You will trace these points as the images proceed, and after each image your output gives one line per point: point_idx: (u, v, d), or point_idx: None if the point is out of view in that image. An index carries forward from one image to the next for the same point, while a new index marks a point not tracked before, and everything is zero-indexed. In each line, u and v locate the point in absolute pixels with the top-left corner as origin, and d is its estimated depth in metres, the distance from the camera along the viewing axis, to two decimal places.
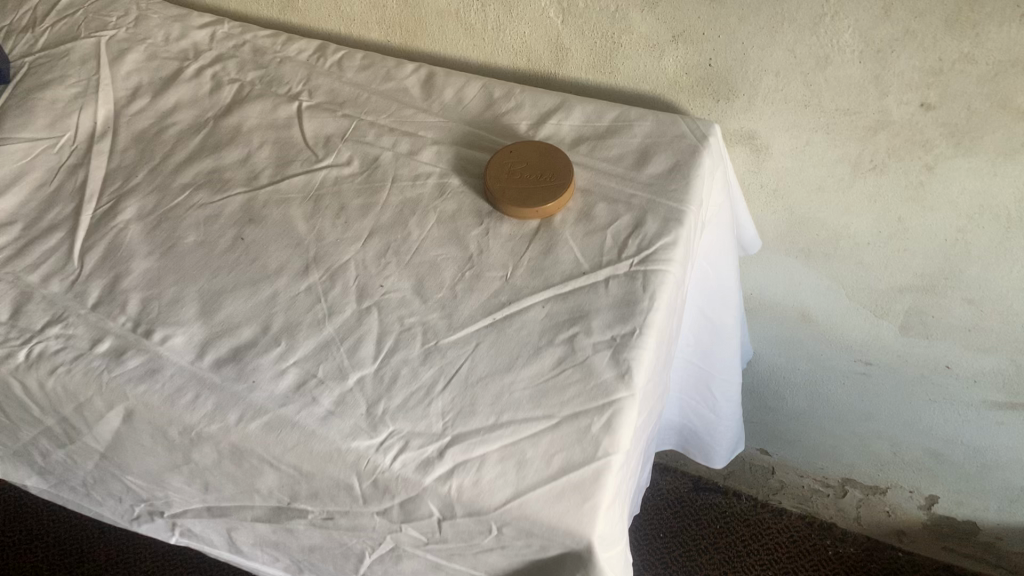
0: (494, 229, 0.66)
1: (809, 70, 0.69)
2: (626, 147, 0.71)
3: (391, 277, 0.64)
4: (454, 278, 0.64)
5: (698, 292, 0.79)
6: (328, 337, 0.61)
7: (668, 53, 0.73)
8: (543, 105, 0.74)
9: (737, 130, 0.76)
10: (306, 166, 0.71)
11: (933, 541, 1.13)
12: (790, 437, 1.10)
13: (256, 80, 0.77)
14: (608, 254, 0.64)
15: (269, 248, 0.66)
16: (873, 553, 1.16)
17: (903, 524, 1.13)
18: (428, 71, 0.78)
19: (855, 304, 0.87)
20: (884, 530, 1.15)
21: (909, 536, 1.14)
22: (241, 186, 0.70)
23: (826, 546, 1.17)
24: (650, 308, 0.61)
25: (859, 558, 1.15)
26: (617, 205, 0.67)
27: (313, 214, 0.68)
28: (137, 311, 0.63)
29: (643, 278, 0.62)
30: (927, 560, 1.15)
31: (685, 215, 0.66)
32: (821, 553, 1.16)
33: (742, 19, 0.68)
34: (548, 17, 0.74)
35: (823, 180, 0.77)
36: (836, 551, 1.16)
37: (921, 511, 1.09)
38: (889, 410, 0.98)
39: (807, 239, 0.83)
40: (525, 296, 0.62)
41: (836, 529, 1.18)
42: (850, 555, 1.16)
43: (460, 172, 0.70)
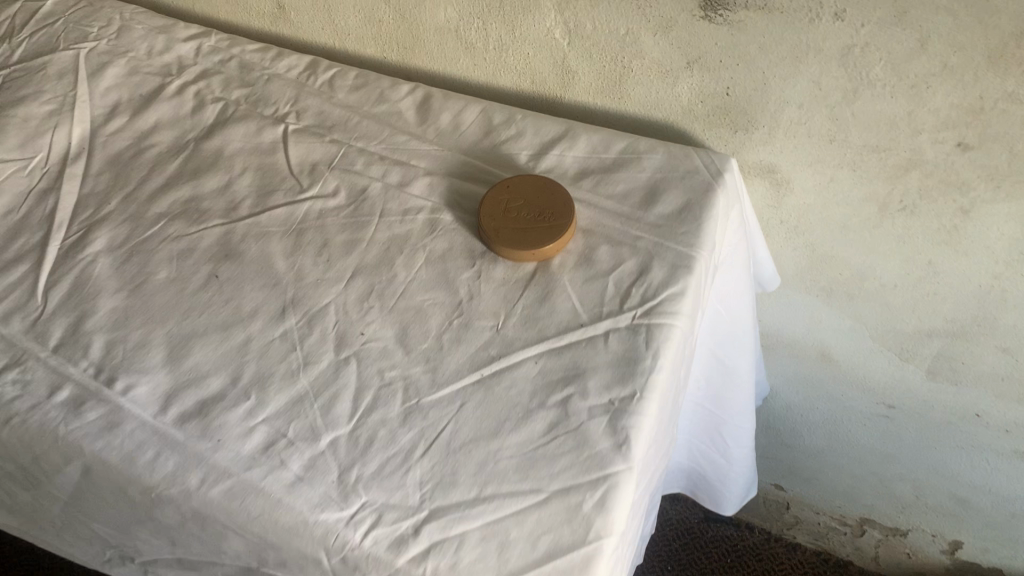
0: (486, 273, 0.61)
1: (835, 103, 0.63)
2: (633, 182, 0.65)
3: (373, 324, 0.59)
4: (441, 327, 0.59)
5: (710, 334, 0.73)
6: (301, 391, 0.56)
7: (682, 81, 0.67)
8: (546, 133, 0.69)
9: (756, 163, 0.70)
10: (289, 196, 0.66)
11: None
12: (806, 474, 1.04)
13: (241, 99, 0.73)
14: (609, 305, 0.59)
15: (244, 288, 0.61)
16: None
17: (923, 565, 1.07)
18: (425, 93, 0.72)
19: (879, 347, 0.81)
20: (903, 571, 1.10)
21: None
22: (219, 218, 0.65)
23: None
24: (652, 368, 0.55)
25: None
26: (621, 249, 0.62)
27: (293, 250, 0.63)
28: (99, 356, 0.59)
29: (647, 333, 0.57)
30: None
31: (695, 261, 0.60)
32: None
33: (763, 46, 0.62)
34: (553, 39, 0.69)
35: (849, 218, 0.71)
36: None
37: (944, 555, 1.04)
38: (913, 454, 0.92)
39: (830, 278, 0.77)
40: (517, 351, 0.57)
41: (852, 567, 1.13)
42: None
43: (454, 207, 0.65)
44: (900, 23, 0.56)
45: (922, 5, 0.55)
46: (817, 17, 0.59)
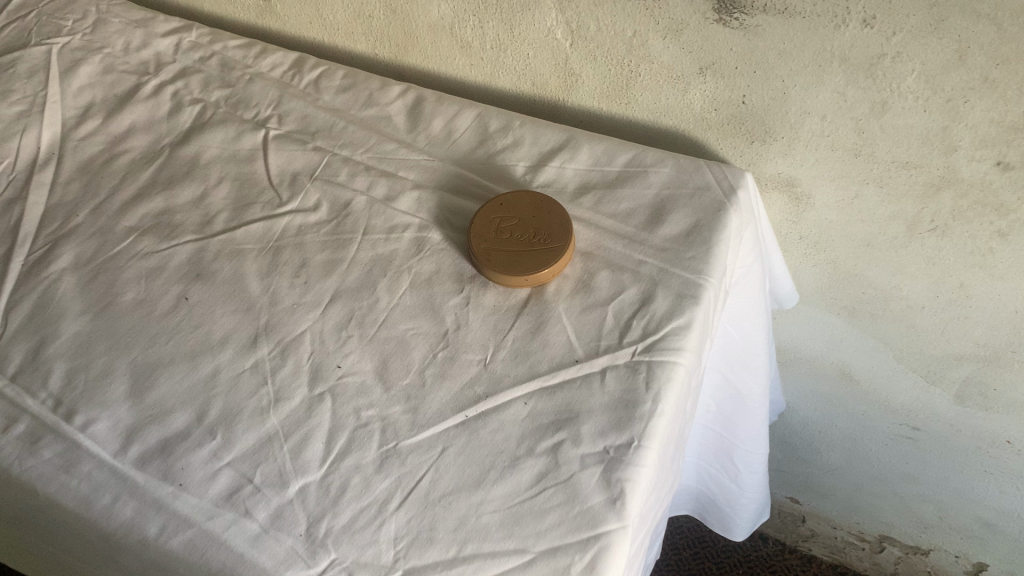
0: (476, 299, 0.57)
1: (862, 115, 0.58)
2: (638, 200, 0.60)
3: (351, 356, 0.54)
4: (424, 360, 0.54)
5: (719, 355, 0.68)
6: (271, 430, 0.52)
7: (694, 87, 0.62)
8: (545, 142, 0.64)
9: (774, 177, 0.65)
10: (267, 209, 0.62)
11: None
12: (824, 489, 0.99)
13: (220, 101, 0.68)
14: (607, 338, 0.54)
15: (214, 313, 0.57)
16: None
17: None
18: (416, 95, 0.67)
19: (903, 368, 0.76)
20: None
21: None
22: (192, 233, 0.61)
23: None
24: (652, 412, 0.50)
25: None
26: (622, 274, 0.57)
27: (268, 271, 0.59)
28: (59, 386, 0.55)
29: (647, 372, 0.52)
30: None
31: (702, 291, 0.55)
32: None
33: (783, 52, 0.57)
34: (554, 39, 0.63)
35: (874, 237, 0.65)
36: None
37: None
38: (937, 476, 0.86)
39: (853, 297, 0.72)
40: (505, 389, 0.52)
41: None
42: None
43: (443, 224, 0.60)
44: (936, 32, 0.51)
45: (961, 13, 0.49)
46: (843, 23, 0.53)
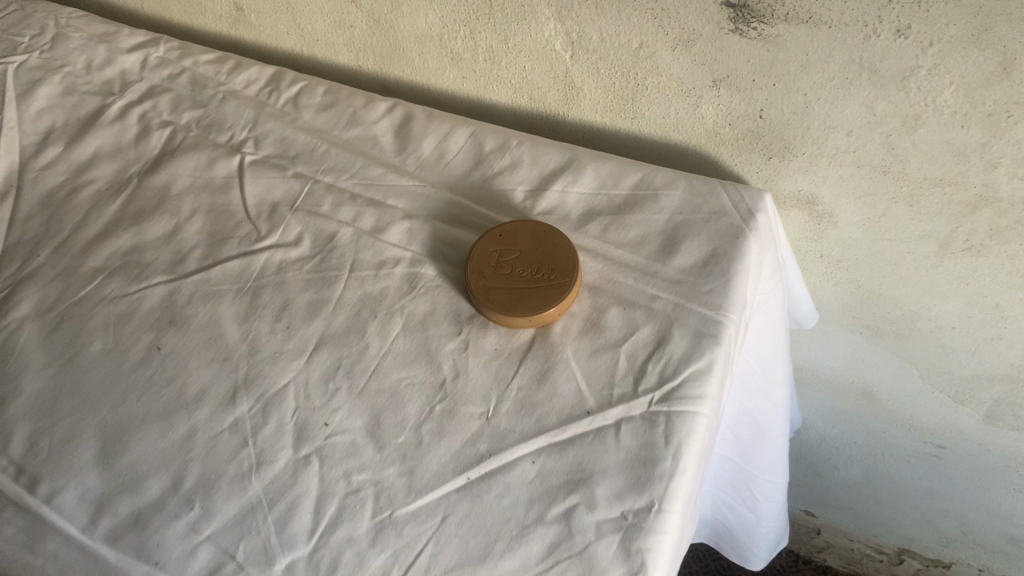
0: (475, 342, 0.52)
1: (893, 131, 0.53)
2: (648, 227, 0.55)
3: (340, 412, 0.50)
4: (420, 415, 0.49)
5: (740, 387, 0.63)
6: (253, 499, 0.47)
7: (707, 101, 0.57)
8: (546, 163, 0.59)
9: (793, 194, 0.60)
10: (244, 245, 0.57)
11: None
12: (841, 502, 0.95)
13: (191, 123, 0.63)
14: (621, 386, 0.49)
15: (189, 364, 0.52)
16: None
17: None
18: (404, 113, 0.62)
19: (930, 387, 0.71)
20: None
21: None
22: (164, 274, 0.56)
23: None
24: (674, 471, 0.46)
25: None
26: (634, 312, 0.52)
27: (247, 315, 0.54)
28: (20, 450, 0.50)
29: (666, 424, 0.47)
30: None
31: (723, 329, 0.51)
32: None
33: (806, 64, 0.52)
34: (553, 51, 0.58)
35: (901, 255, 0.61)
36: None
37: None
38: (962, 492, 0.82)
39: (878, 316, 0.67)
40: (511, 446, 0.48)
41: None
42: None
43: (437, 258, 0.55)
44: (978, 43, 0.46)
45: (1008, 22, 0.44)
46: (873, 33, 0.48)
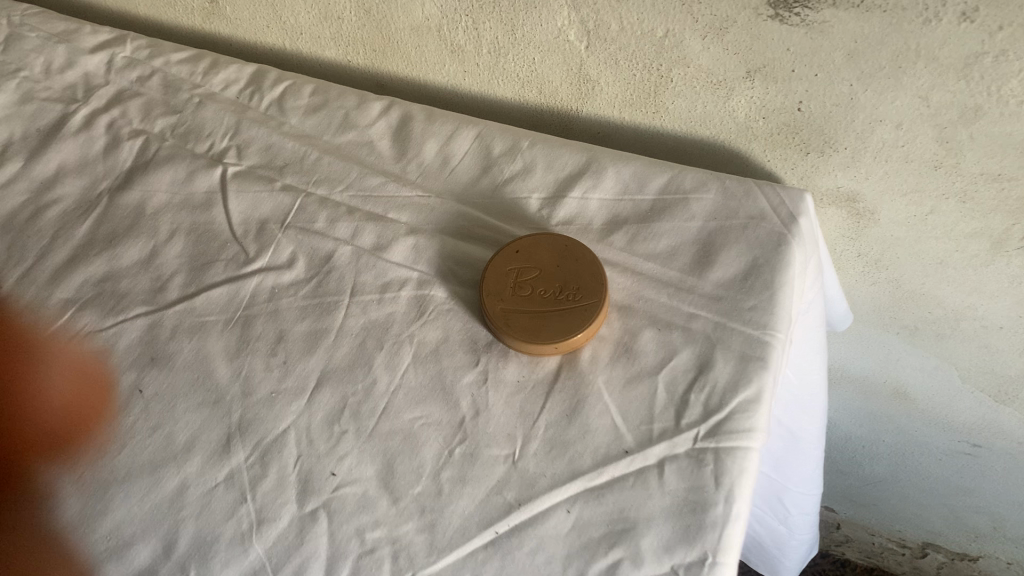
0: (495, 374, 0.46)
1: (948, 123, 0.48)
2: (680, 236, 0.50)
3: (349, 459, 0.44)
4: (438, 460, 0.44)
5: (779, 407, 0.58)
6: (255, 564, 0.42)
7: (739, 93, 0.51)
8: (562, 166, 0.53)
9: (831, 191, 0.55)
10: (231, 269, 0.51)
11: None
12: (865, 499, 0.91)
13: (166, 132, 0.57)
14: (662, 420, 0.44)
15: (175, 408, 0.47)
16: None
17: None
18: (402, 114, 0.57)
19: (969, 386, 0.67)
20: None
21: None
22: (142, 305, 0.50)
23: None
24: (727, 517, 0.41)
25: None
26: (670, 334, 0.47)
27: (237, 350, 0.48)
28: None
29: (715, 463, 0.42)
30: None
31: (769, 351, 0.46)
32: None
33: (853, 53, 0.46)
34: (566, 41, 0.52)
35: (947, 254, 0.56)
36: None
37: None
38: (995, 489, 0.78)
39: (917, 316, 0.63)
40: (543, 493, 0.43)
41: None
42: None
43: (448, 278, 0.50)
44: None
45: None
46: (933, 18, 0.43)
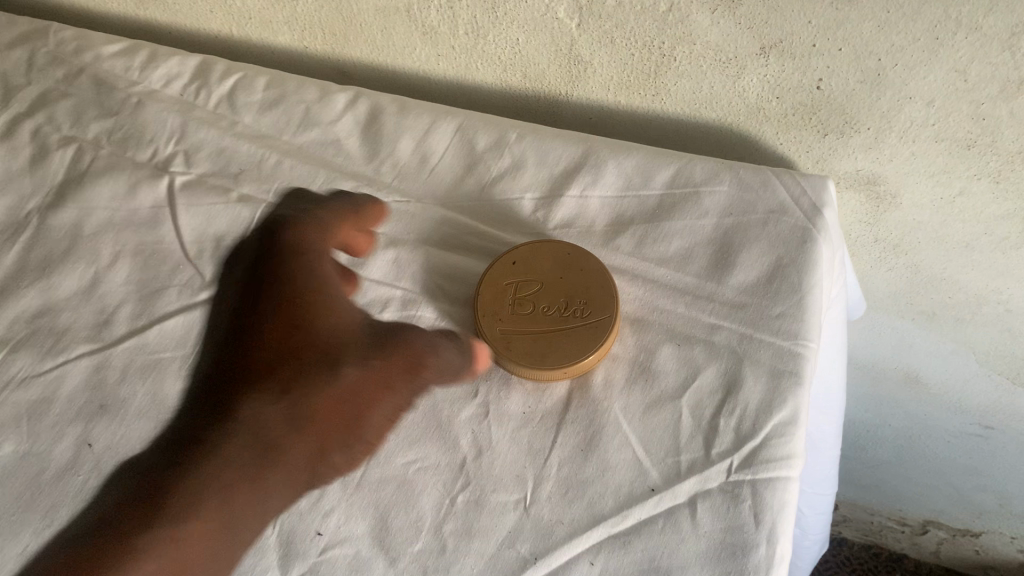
0: (497, 406, 0.41)
1: (986, 99, 0.42)
2: (694, 236, 0.44)
3: (336, 516, 0.39)
4: (440, 511, 0.39)
5: (824, 406, 0.53)
6: None
7: (751, 72, 0.46)
8: (555, 160, 0.47)
9: (850, 174, 0.50)
10: (183, 298, 0.47)
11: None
12: (867, 480, 0.87)
13: (101, 138, 0.53)
14: (690, 451, 0.39)
15: (132, 465, 0.42)
16: None
17: (996, 562, 0.91)
18: (371, 106, 0.51)
19: (985, 368, 0.63)
20: (966, 564, 0.93)
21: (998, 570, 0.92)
22: (86, 343, 0.46)
23: None
24: (771, 561, 0.37)
25: None
26: (691, 350, 0.42)
27: (198, 391, 0.44)
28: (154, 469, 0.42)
29: (756, 500, 0.37)
30: None
31: (804, 365, 0.41)
32: None
33: (885, 24, 0.41)
34: (555, 19, 0.46)
35: (974, 238, 0.51)
36: None
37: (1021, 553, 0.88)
38: (1004, 470, 0.75)
39: (936, 302, 0.58)
40: (560, 544, 0.38)
41: (908, 562, 0.96)
42: None
43: (435, 297, 0.44)
44: None
45: None
46: None
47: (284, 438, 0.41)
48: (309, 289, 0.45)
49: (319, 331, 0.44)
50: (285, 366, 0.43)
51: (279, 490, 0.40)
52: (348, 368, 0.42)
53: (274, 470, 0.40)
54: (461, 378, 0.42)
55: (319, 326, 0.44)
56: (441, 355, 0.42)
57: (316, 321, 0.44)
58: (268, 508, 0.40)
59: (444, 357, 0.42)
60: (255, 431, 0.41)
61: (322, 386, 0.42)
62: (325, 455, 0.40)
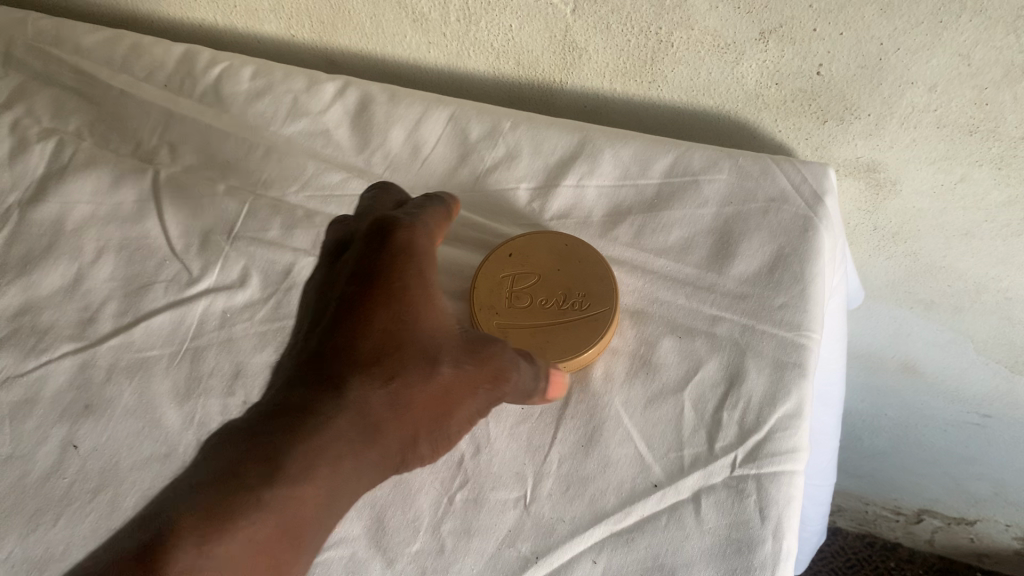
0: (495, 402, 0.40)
1: (990, 84, 0.41)
2: (693, 225, 0.43)
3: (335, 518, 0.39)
4: (437, 510, 0.39)
5: (824, 398, 0.51)
6: None
7: (749, 58, 0.45)
8: (550, 150, 0.46)
9: (849, 161, 0.49)
10: (171, 294, 0.46)
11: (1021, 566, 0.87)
12: (863, 470, 0.86)
13: (83, 131, 0.52)
14: (693, 445, 0.38)
15: (119, 467, 0.42)
16: None
17: (990, 549, 0.87)
18: (360, 95, 0.49)
19: (984, 357, 0.62)
20: (960, 551, 0.90)
21: (993, 557, 0.88)
22: (70, 342, 0.46)
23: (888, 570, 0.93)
24: (778, 556, 0.36)
25: None
26: (692, 342, 0.41)
27: (188, 391, 0.43)
28: (201, 471, 0.33)
29: (760, 495, 0.37)
30: None
31: (809, 357, 0.40)
32: None
33: (887, 8, 0.40)
34: (549, 4, 0.45)
35: (975, 225, 0.50)
36: None
37: (1014, 541, 0.84)
38: (998, 460, 0.73)
39: (934, 290, 0.57)
40: (562, 543, 0.37)
41: (903, 550, 0.93)
42: None
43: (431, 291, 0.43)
44: None
45: None
46: None
47: (383, 425, 0.36)
48: (397, 284, 0.38)
49: (407, 330, 0.38)
50: (387, 359, 0.37)
51: (372, 470, 0.36)
52: (443, 368, 0.37)
53: (369, 453, 0.35)
54: (531, 401, 0.38)
55: (409, 321, 0.38)
56: (521, 374, 0.37)
57: (419, 320, 0.38)
58: (361, 484, 0.35)
59: (522, 378, 0.37)
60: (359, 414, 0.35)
61: (417, 384, 0.37)
62: (415, 444, 0.37)
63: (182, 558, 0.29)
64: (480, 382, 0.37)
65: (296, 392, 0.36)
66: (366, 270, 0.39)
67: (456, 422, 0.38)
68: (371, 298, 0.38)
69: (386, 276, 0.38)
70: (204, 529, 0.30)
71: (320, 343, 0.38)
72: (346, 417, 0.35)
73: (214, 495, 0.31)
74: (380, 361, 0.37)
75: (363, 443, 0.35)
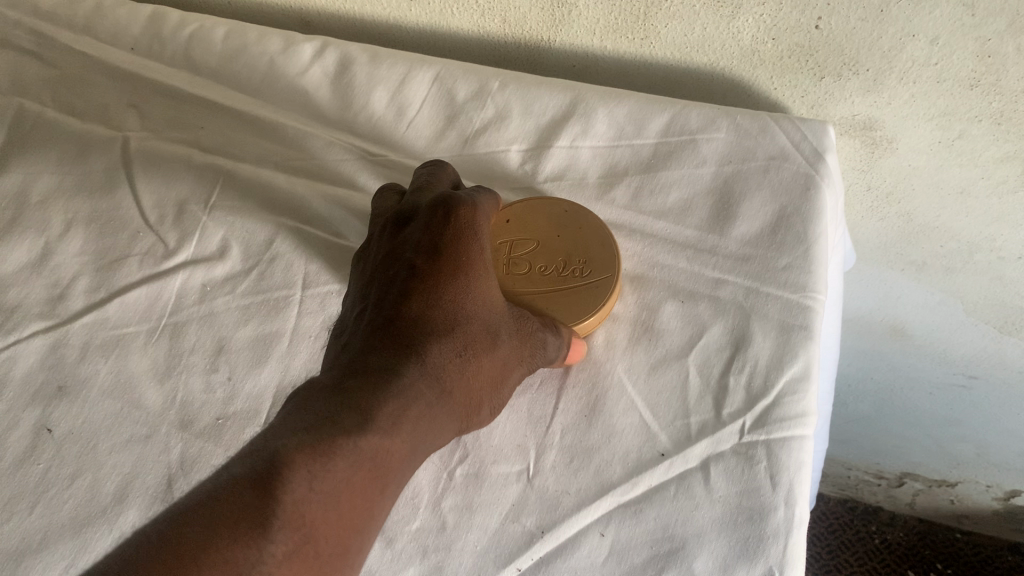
0: None
1: (993, 35, 0.39)
2: (692, 186, 0.42)
3: None
4: (437, 487, 0.37)
5: (826, 374, 0.51)
6: None
7: (746, 12, 0.43)
8: (542, 110, 0.44)
9: (845, 119, 0.48)
10: (146, 268, 0.44)
11: (1001, 524, 0.85)
12: (847, 437, 0.85)
13: (46, 98, 0.49)
14: (699, 413, 0.37)
15: (97, 450, 0.39)
16: (928, 539, 0.89)
17: (971, 512, 0.85)
18: (340, 56, 0.47)
19: (973, 319, 0.61)
20: (940, 512, 0.88)
21: (972, 518, 0.86)
22: (40, 320, 0.43)
23: (869, 533, 0.91)
24: (790, 524, 0.35)
25: (911, 546, 0.88)
26: (695, 307, 0.39)
27: (167, 369, 0.41)
28: (287, 420, 0.29)
29: (771, 462, 0.35)
30: (999, 551, 0.87)
31: (814, 319, 0.38)
32: (865, 543, 0.90)
33: None
34: None
35: (971, 183, 0.49)
36: (883, 540, 0.90)
37: (995, 501, 0.82)
38: (983, 422, 0.73)
39: (928, 252, 0.56)
40: (568, 516, 0.36)
41: (884, 515, 0.91)
42: (899, 543, 0.89)
43: None
44: None
45: None
46: None
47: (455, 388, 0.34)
48: (460, 257, 0.36)
49: (476, 300, 0.36)
50: (460, 331, 0.35)
51: (442, 436, 0.33)
52: (503, 343, 0.36)
53: (441, 416, 0.33)
54: (550, 364, 0.37)
55: (479, 291, 0.36)
56: (545, 347, 0.36)
57: (485, 290, 0.36)
58: (434, 443, 0.33)
59: (545, 351, 0.36)
60: (435, 378, 0.33)
61: (483, 355, 0.35)
62: (478, 411, 0.35)
63: (294, 489, 0.26)
64: (525, 357, 0.36)
65: (371, 356, 0.33)
66: (432, 238, 0.37)
67: (508, 389, 0.37)
68: (440, 266, 0.36)
69: (450, 249, 0.36)
70: (312, 463, 0.27)
71: (389, 309, 0.35)
72: (424, 380, 0.33)
73: (314, 435, 0.28)
74: (454, 331, 0.35)
75: (439, 407, 0.33)
